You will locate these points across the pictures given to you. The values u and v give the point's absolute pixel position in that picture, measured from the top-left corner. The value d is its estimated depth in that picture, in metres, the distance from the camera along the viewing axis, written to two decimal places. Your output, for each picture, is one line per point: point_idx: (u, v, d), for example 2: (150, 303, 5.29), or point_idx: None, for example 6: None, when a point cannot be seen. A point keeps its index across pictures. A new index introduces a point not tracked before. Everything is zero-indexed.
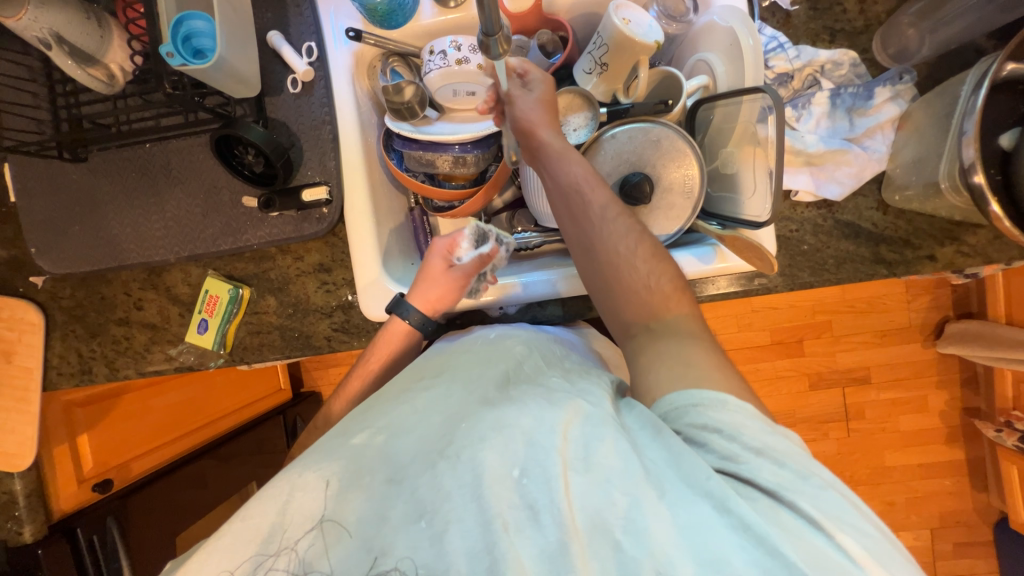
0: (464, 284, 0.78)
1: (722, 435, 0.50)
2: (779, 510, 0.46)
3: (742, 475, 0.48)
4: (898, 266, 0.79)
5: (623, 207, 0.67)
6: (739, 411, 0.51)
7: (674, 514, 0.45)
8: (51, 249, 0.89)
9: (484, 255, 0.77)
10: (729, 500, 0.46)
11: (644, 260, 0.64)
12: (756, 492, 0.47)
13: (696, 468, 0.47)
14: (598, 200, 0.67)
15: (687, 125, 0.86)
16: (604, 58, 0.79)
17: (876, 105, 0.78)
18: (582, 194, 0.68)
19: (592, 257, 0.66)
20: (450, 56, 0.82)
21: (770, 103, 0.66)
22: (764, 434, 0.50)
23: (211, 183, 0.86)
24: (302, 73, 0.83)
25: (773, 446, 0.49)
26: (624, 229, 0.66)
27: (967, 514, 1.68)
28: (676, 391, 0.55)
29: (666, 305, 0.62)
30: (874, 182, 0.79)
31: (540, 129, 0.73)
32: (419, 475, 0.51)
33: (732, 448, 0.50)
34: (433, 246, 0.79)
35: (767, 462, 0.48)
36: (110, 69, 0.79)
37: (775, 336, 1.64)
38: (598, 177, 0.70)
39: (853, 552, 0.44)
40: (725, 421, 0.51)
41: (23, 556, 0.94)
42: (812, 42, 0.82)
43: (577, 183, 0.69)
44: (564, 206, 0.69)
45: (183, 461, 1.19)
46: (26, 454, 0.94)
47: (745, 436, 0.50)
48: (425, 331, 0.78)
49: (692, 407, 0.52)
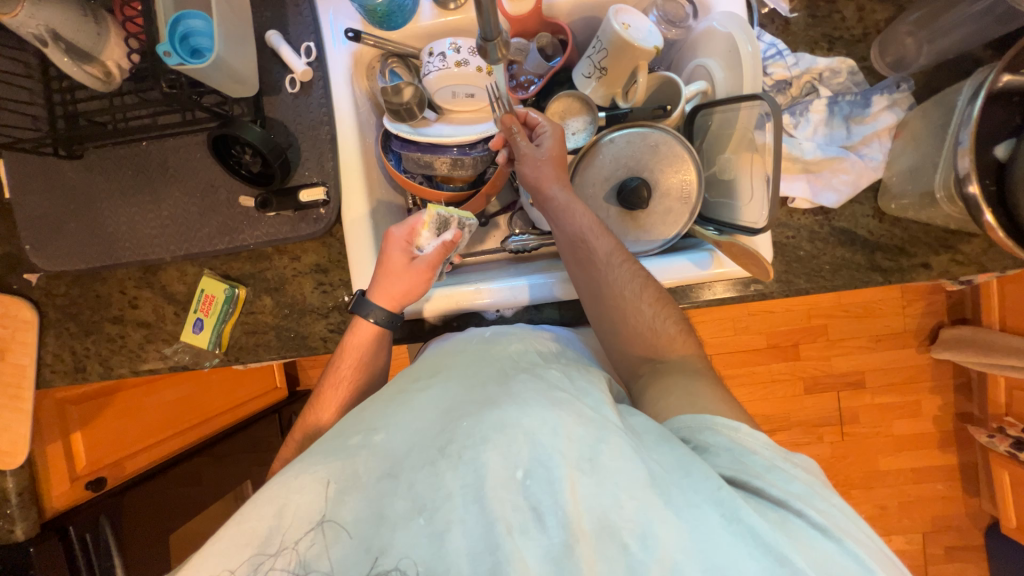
0: (429, 276, 0.75)
1: (731, 451, 0.53)
2: (788, 518, 0.48)
3: (753, 486, 0.50)
4: (893, 274, 0.80)
5: (627, 254, 0.72)
6: (751, 436, 0.55)
7: (682, 520, 0.46)
8: (45, 246, 0.88)
9: (447, 242, 0.75)
10: (739, 509, 0.47)
11: (649, 303, 0.70)
12: (765, 502, 0.49)
13: (706, 476, 0.49)
14: (607, 254, 0.71)
15: (685, 130, 0.86)
16: (604, 62, 0.79)
17: (874, 113, 0.79)
18: (588, 245, 0.71)
19: (600, 301, 0.71)
20: (449, 57, 0.83)
21: (768, 110, 0.66)
22: (773, 455, 0.54)
23: (208, 182, 0.86)
24: (301, 73, 0.83)
25: (783, 466, 0.53)
26: (629, 275, 0.70)
27: (959, 519, 1.69)
28: (689, 412, 0.59)
29: (670, 344, 0.70)
30: (870, 190, 0.80)
31: (549, 179, 0.75)
32: (417, 470, 0.51)
33: (741, 463, 0.52)
34: (389, 239, 0.75)
35: (778, 477, 0.51)
36: (107, 67, 0.79)
37: (771, 340, 1.64)
38: (604, 228, 0.73)
39: (862, 559, 0.45)
40: (737, 442, 0.54)
41: (15, 555, 0.93)
42: (811, 49, 0.82)
43: (584, 234, 0.72)
44: (571, 255, 0.73)
45: (180, 460, 1.19)
46: (19, 451, 0.94)
47: (755, 456, 0.53)
48: (394, 327, 0.78)
49: (706, 427, 0.56)
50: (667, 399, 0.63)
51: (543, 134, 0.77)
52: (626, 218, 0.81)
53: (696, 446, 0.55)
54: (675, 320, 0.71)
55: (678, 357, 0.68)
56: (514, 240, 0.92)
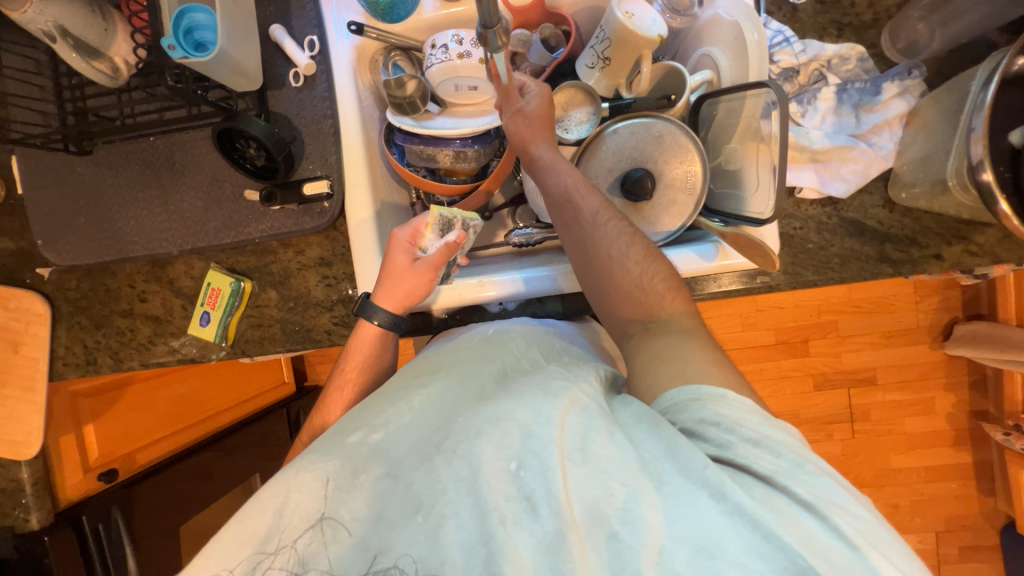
0: (432, 276, 0.76)
1: (719, 426, 0.51)
2: (773, 496, 0.46)
3: (738, 462, 0.49)
4: (904, 265, 0.78)
5: (614, 211, 0.69)
6: (737, 402, 0.52)
7: (670, 504, 0.46)
8: (57, 241, 0.90)
9: (450, 243, 0.75)
10: (725, 487, 0.45)
11: (636, 261, 0.66)
12: (749, 479, 0.48)
13: (690, 457, 0.47)
14: (591, 211, 0.69)
15: (691, 121, 0.85)
16: (607, 52, 0.78)
17: (885, 101, 0.76)
18: (573, 203, 0.70)
19: (587, 262, 0.68)
20: (452, 50, 0.82)
21: (774, 99, 0.65)
22: (759, 425, 0.51)
23: (214, 177, 0.87)
24: (305, 66, 0.83)
25: (770, 434, 0.50)
26: (615, 232, 0.67)
27: (973, 518, 1.66)
28: (676, 386, 0.56)
29: (660, 303, 0.64)
30: (880, 180, 0.78)
31: (534, 138, 0.74)
32: (415, 468, 0.52)
33: (727, 438, 0.50)
34: (393, 240, 0.76)
35: (763, 450, 0.49)
36: (114, 64, 0.80)
37: (780, 335, 1.62)
38: (591, 187, 0.71)
39: (845, 535, 0.44)
40: (722, 412, 0.51)
41: (30, 543, 0.95)
42: (819, 36, 0.80)
43: (569, 191, 0.70)
44: (557, 214, 0.71)
45: (189, 452, 1.20)
46: (33, 442, 0.96)
47: (743, 427, 0.50)
48: (399, 330, 0.79)
49: (692, 401, 0.53)
50: (656, 370, 0.59)
51: (529, 95, 0.77)
52: (630, 210, 0.80)
53: (682, 426, 0.53)
54: (665, 277, 0.66)
55: (668, 314, 0.64)
56: (518, 232, 0.92)
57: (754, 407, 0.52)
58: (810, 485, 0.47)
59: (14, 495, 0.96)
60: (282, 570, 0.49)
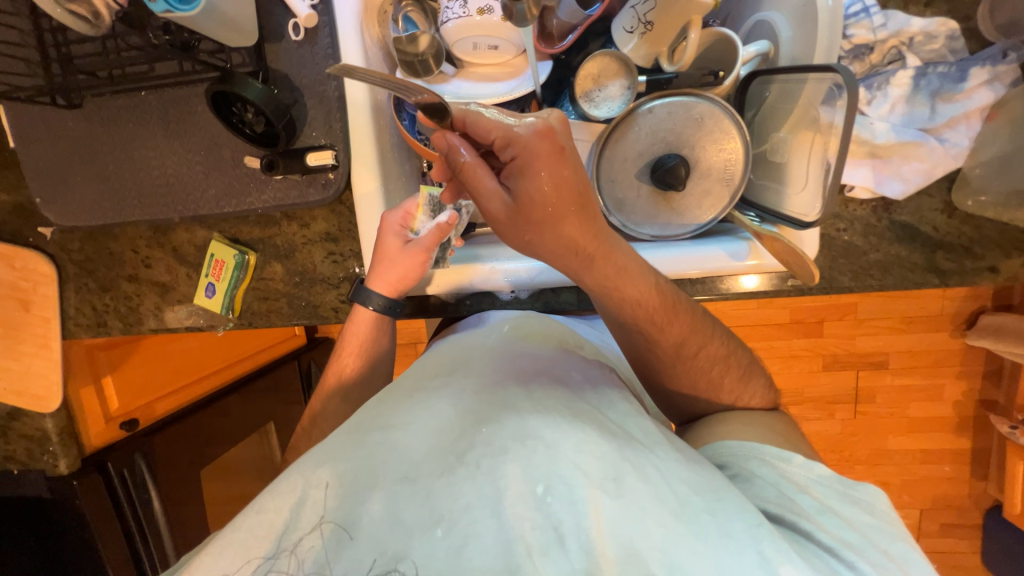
0: (425, 258, 0.73)
1: (785, 487, 0.55)
2: (837, 568, 0.48)
3: (802, 527, 0.51)
4: (952, 276, 0.71)
5: (700, 340, 0.66)
6: (804, 470, 0.57)
7: (716, 558, 0.45)
8: (56, 201, 0.86)
9: (442, 225, 0.72)
10: (786, 555, 0.46)
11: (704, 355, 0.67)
12: (813, 546, 0.49)
13: (747, 509, 0.49)
14: (673, 339, 0.64)
15: (736, 99, 0.75)
16: (648, 15, 0.68)
17: (968, 89, 0.66)
18: (650, 334, 0.64)
19: (661, 374, 0.69)
20: (470, 4, 0.73)
21: (840, 83, 0.57)
22: (823, 494, 0.55)
23: (212, 140, 0.81)
24: (305, 18, 0.73)
25: (835, 506, 0.54)
26: (703, 356, 0.67)
27: (959, 499, 1.70)
28: (738, 440, 0.61)
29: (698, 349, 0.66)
30: (945, 181, 0.70)
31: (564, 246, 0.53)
32: (434, 478, 0.49)
33: (788, 500, 0.54)
34: (384, 224, 0.73)
35: (829, 521, 0.52)
36: (93, 6, 0.71)
37: (795, 315, 1.58)
38: (671, 307, 0.63)
39: None
40: (786, 476, 0.56)
41: (62, 486, 1.02)
42: (903, 4, 0.68)
43: (643, 326, 0.63)
44: (627, 335, 0.66)
45: (203, 405, 1.26)
46: (53, 397, 0.99)
47: (806, 496, 0.55)
48: (394, 314, 0.78)
49: (755, 457, 0.59)
50: (718, 427, 0.66)
51: (518, 163, 0.49)
52: (659, 199, 0.74)
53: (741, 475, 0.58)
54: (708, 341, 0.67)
55: (705, 372, 0.68)
56: None
57: (825, 475, 0.57)
58: (876, 562, 0.49)
59: (41, 443, 1.02)
60: (290, 574, 0.47)
